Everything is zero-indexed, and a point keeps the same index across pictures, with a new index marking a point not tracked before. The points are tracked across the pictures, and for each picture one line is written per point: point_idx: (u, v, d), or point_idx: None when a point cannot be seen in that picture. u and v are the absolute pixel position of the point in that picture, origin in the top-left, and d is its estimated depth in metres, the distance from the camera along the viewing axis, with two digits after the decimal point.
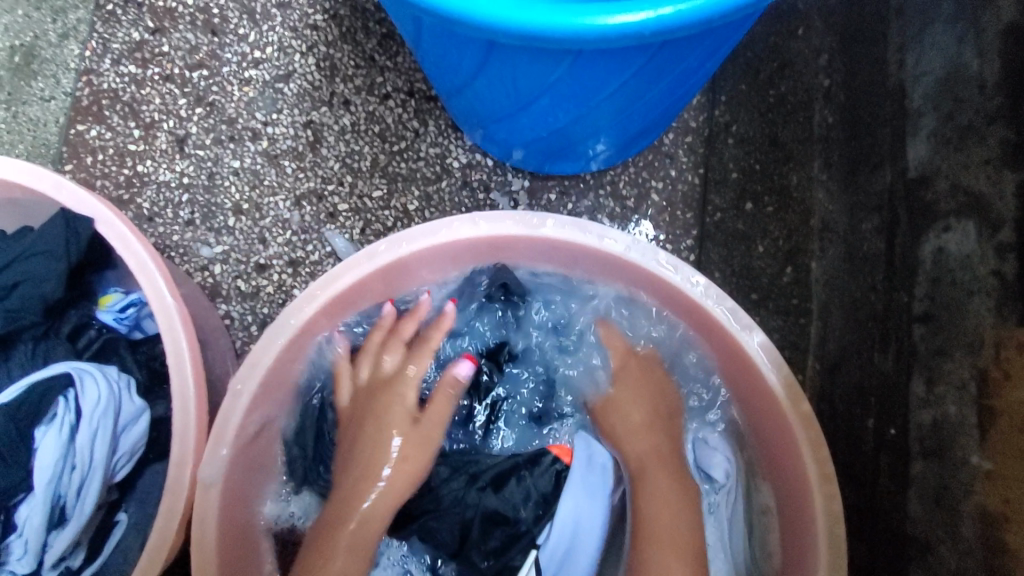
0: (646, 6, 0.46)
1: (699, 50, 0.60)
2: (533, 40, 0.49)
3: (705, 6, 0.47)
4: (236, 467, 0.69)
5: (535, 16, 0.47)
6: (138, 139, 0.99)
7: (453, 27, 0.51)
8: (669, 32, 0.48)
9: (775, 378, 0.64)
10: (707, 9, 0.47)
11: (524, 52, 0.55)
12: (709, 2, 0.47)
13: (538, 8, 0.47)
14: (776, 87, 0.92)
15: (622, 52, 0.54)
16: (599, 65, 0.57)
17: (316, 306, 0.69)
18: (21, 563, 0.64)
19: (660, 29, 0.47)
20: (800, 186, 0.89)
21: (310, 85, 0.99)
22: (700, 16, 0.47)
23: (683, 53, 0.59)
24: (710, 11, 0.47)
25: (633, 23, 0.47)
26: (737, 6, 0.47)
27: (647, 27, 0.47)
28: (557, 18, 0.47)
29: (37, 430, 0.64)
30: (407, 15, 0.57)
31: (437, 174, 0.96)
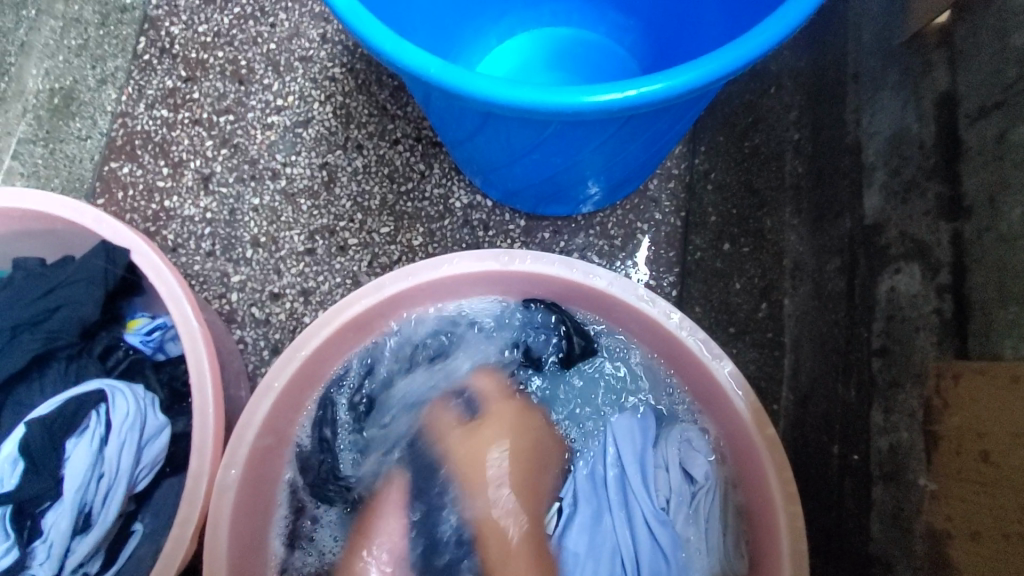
0: (616, 87, 0.55)
1: (667, 115, 0.69)
2: (522, 111, 0.57)
3: (664, 88, 0.56)
4: (251, 479, 0.74)
5: (523, 94, 0.56)
6: (167, 176, 1.08)
7: (456, 98, 0.59)
8: (635, 108, 0.57)
9: (742, 403, 0.70)
10: (667, 91, 0.56)
11: (516, 119, 0.64)
12: (669, 85, 0.56)
13: (524, 89, 0.56)
14: (750, 139, 1.02)
15: (599, 120, 0.63)
16: (582, 128, 0.66)
17: (327, 332, 0.76)
18: (43, 567, 0.68)
19: (628, 106, 0.56)
20: (774, 230, 0.97)
21: (327, 131, 1.09)
22: (660, 95, 0.56)
23: (653, 118, 0.68)
24: (670, 92, 0.56)
25: (605, 101, 0.55)
26: (693, 87, 0.56)
27: (616, 103, 0.56)
28: (541, 95, 0.56)
29: (67, 442, 0.70)
30: (418, 86, 0.66)
31: (441, 213, 1.05)
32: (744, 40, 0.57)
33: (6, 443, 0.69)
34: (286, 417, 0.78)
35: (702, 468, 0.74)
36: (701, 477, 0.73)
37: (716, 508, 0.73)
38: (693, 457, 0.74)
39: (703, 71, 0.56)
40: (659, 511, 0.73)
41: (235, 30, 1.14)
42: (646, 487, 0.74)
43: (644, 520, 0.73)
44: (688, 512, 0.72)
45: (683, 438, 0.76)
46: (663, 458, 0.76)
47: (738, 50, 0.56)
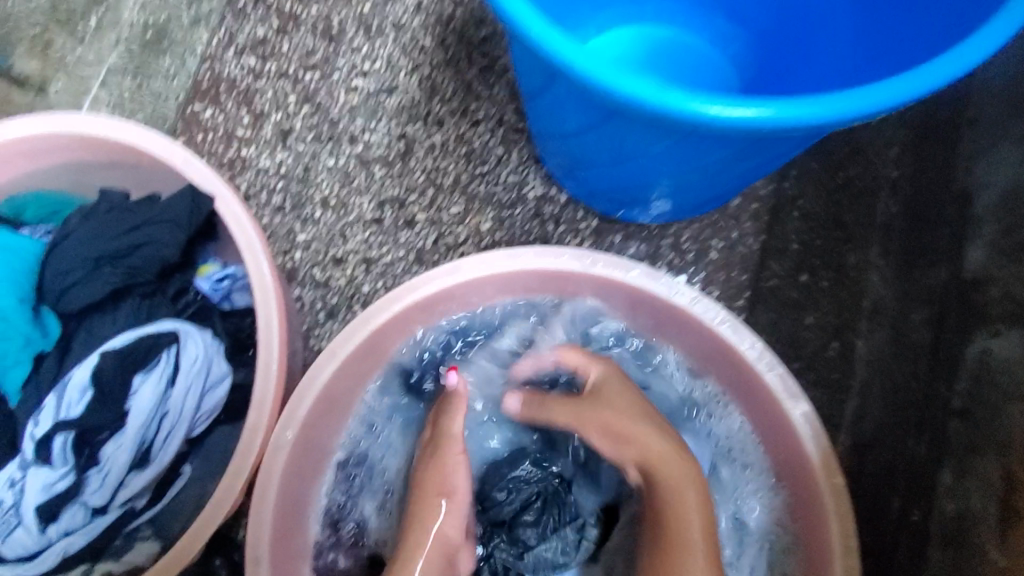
0: (773, 104, 0.51)
1: (798, 141, 0.64)
2: (664, 117, 0.52)
3: (825, 112, 0.51)
4: (305, 439, 0.74)
5: (669, 97, 0.51)
6: (247, 126, 1.08)
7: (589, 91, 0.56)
8: (786, 130, 0.52)
9: (813, 447, 0.68)
10: (827, 116, 0.51)
11: (644, 120, 0.60)
12: (829, 110, 0.51)
13: (673, 92, 0.52)
14: (844, 169, 0.98)
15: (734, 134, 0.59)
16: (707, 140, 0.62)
17: (395, 309, 0.75)
18: (96, 496, 0.70)
19: (782, 127, 0.51)
20: (857, 267, 0.94)
21: (409, 101, 1.07)
22: (817, 121, 0.51)
23: (780, 141, 0.64)
24: (830, 117, 0.51)
25: (759, 117, 0.51)
26: (853, 117, 0.52)
27: (768, 121, 0.51)
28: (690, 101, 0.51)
29: (135, 377, 0.71)
30: (544, 70, 0.63)
31: (513, 201, 1.03)
32: (920, 73, 0.52)
33: (79, 369, 0.71)
34: (347, 385, 0.78)
35: (756, 515, 0.75)
36: (756, 517, 0.73)
37: (765, 551, 0.72)
38: (751, 497, 0.74)
39: (869, 101, 0.51)
40: None
41: None
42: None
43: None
44: (732, 555, 0.74)
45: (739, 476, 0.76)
46: (719, 497, 0.76)
47: (911, 83, 0.51)
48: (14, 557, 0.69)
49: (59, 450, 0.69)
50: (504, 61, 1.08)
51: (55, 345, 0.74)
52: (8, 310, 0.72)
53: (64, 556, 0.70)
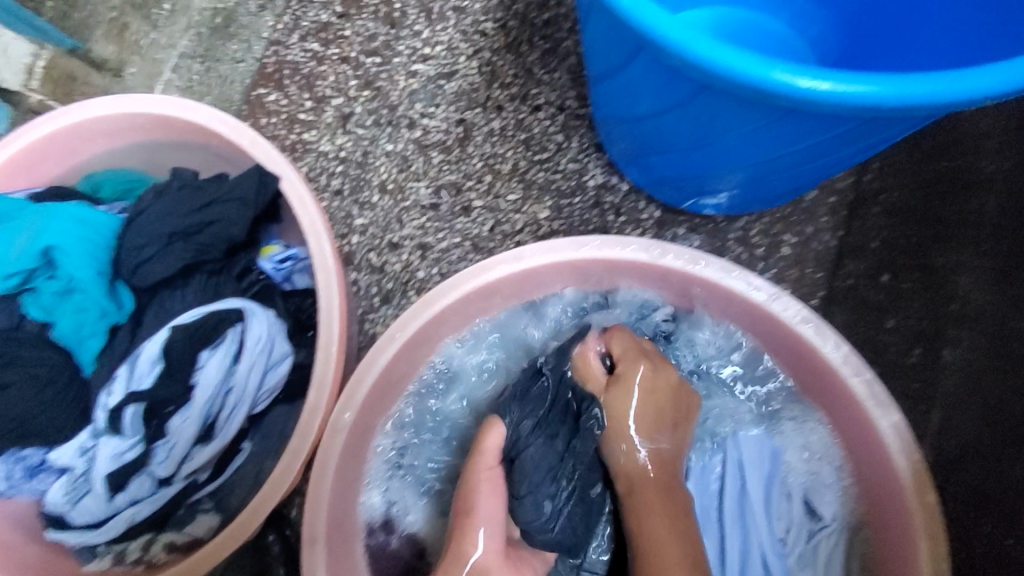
0: (892, 79, 0.45)
1: (904, 126, 0.59)
2: (764, 94, 0.48)
3: (952, 90, 0.45)
4: (361, 423, 0.74)
5: (775, 69, 0.46)
6: (309, 110, 1.08)
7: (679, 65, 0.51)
8: (907, 109, 0.46)
9: (903, 461, 0.63)
10: (956, 93, 0.45)
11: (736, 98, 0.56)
12: (958, 86, 0.45)
13: (782, 65, 0.46)
14: (936, 163, 0.90)
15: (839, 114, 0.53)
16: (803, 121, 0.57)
17: (455, 295, 0.74)
18: (162, 466, 0.72)
19: (900, 106, 0.46)
20: (945, 267, 0.84)
21: (469, 86, 1.06)
22: (946, 99, 0.45)
23: (883, 126, 0.58)
24: (958, 95, 0.45)
25: (875, 94, 0.46)
26: (986, 95, 0.46)
27: (887, 100, 0.46)
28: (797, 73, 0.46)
29: (203, 352, 0.73)
30: (630, 42, 0.60)
31: (573, 189, 1.00)
32: None
33: (149, 343, 0.72)
34: (403, 369, 0.77)
35: (830, 508, 0.71)
36: (829, 519, 0.70)
37: (838, 556, 0.69)
38: (824, 499, 0.71)
39: (1006, 77, 0.45)
40: (778, 542, 0.69)
41: None
42: (770, 514, 0.70)
43: (762, 547, 0.68)
44: (802, 551, 0.70)
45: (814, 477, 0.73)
46: (789, 486, 0.72)
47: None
48: (83, 525, 0.73)
49: (131, 420, 0.70)
50: (567, 45, 1.05)
51: (129, 318, 0.77)
52: (84, 284, 0.74)
53: (130, 524, 0.73)
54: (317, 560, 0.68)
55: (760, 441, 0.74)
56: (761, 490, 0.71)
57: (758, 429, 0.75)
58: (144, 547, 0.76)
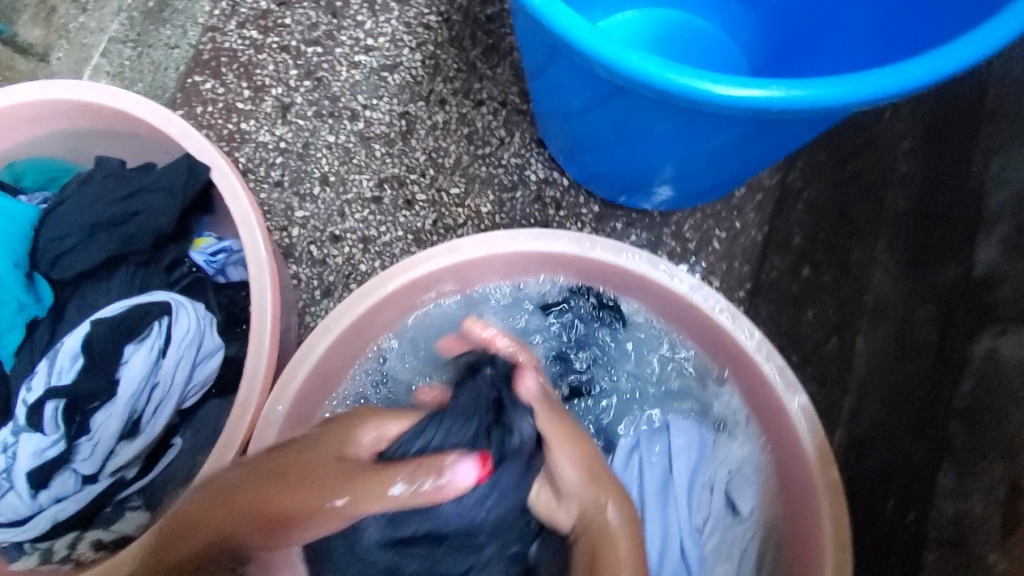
0: (781, 85, 0.49)
1: (808, 126, 0.63)
2: (668, 96, 0.51)
3: (835, 95, 0.49)
4: (298, 415, 0.74)
5: (675, 75, 0.49)
6: (247, 99, 1.06)
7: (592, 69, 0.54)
8: (795, 112, 0.51)
9: (809, 439, 0.67)
10: (837, 98, 0.49)
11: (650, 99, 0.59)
12: (839, 92, 0.50)
13: (681, 70, 0.50)
14: (853, 163, 0.97)
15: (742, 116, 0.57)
16: (712, 121, 0.61)
17: (391, 287, 0.74)
18: (86, 464, 0.70)
19: (789, 109, 0.50)
20: (860, 263, 0.93)
21: (412, 79, 1.05)
22: (827, 103, 0.50)
23: (793, 125, 0.62)
24: (838, 101, 0.50)
25: (767, 98, 0.49)
26: (864, 100, 0.50)
27: (776, 103, 0.49)
28: (696, 79, 0.49)
29: (127, 346, 0.70)
30: (550, 44, 0.62)
31: (514, 183, 1.01)
32: (936, 55, 0.50)
33: (70, 337, 0.70)
34: (339, 363, 0.77)
35: (749, 503, 0.73)
36: (747, 511, 0.73)
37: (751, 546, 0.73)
38: (744, 491, 0.74)
39: (881, 83, 0.49)
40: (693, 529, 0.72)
41: None
42: (689, 496, 0.74)
43: (679, 530, 0.72)
44: (720, 540, 0.73)
45: (737, 468, 0.75)
46: (712, 478, 0.75)
47: (926, 66, 0.50)
48: (6, 522, 0.70)
49: (50, 416, 0.69)
50: (510, 41, 1.06)
51: (49, 312, 0.73)
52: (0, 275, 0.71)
53: (54, 522, 0.71)
54: None
55: (687, 432, 0.77)
56: (685, 475, 0.75)
57: (689, 420, 0.78)
58: (70, 545, 0.73)
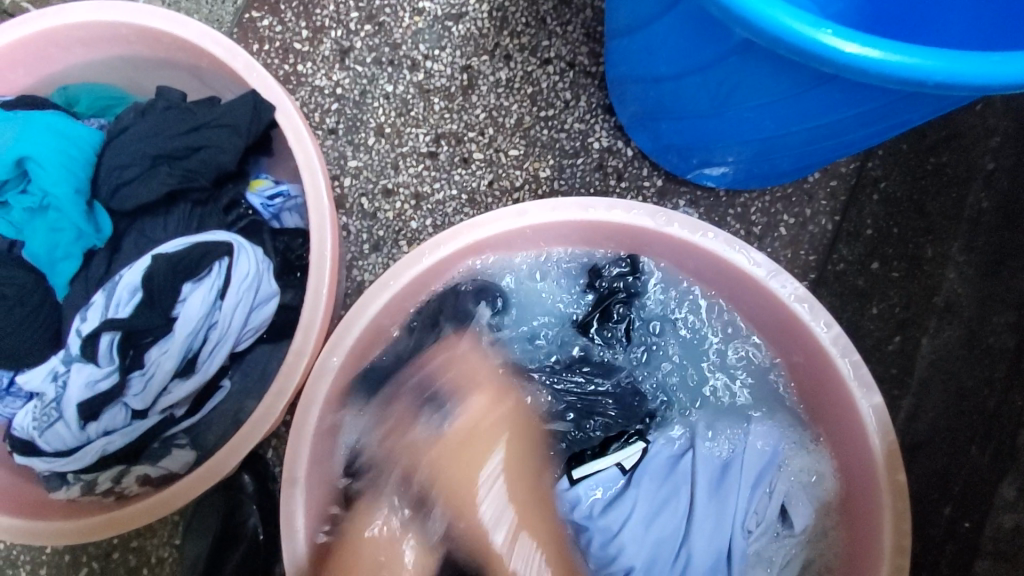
0: (941, 56, 0.44)
1: (935, 109, 0.57)
2: (808, 60, 0.45)
3: (997, 74, 0.44)
4: (350, 366, 0.73)
5: (825, 31, 0.44)
6: (305, 40, 1.02)
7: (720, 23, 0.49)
8: (948, 89, 0.45)
9: (879, 441, 0.65)
10: (1000, 78, 0.44)
11: (774, 61, 0.54)
12: (1001, 71, 0.44)
13: (831, 28, 0.44)
14: (937, 155, 0.90)
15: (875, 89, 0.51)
16: (837, 95, 0.55)
17: (455, 246, 0.72)
18: (136, 399, 0.69)
19: (944, 85, 0.44)
20: (933, 261, 0.88)
21: (477, 31, 1.00)
22: (988, 82, 0.44)
23: (917, 107, 0.56)
24: (1000, 80, 0.44)
25: (924, 69, 0.44)
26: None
27: (932, 76, 0.44)
28: (849, 37, 0.44)
29: (185, 285, 0.69)
30: None
31: (576, 150, 0.97)
32: None
33: (130, 271, 0.69)
34: (394, 319, 0.76)
35: (802, 519, 0.71)
36: (795, 522, 0.71)
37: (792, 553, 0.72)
38: (799, 508, 0.72)
39: None
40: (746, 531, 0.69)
41: None
42: (751, 493, 0.70)
43: (732, 529, 0.69)
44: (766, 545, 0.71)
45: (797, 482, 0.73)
46: (774, 485, 0.72)
47: None
48: (53, 452, 0.70)
49: (105, 349, 0.68)
50: None
51: (107, 243, 0.72)
52: (58, 203, 0.69)
53: (102, 454, 0.71)
54: (297, 500, 0.68)
55: (762, 438, 0.73)
56: (750, 478, 0.71)
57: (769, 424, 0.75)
58: (115, 479, 0.74)
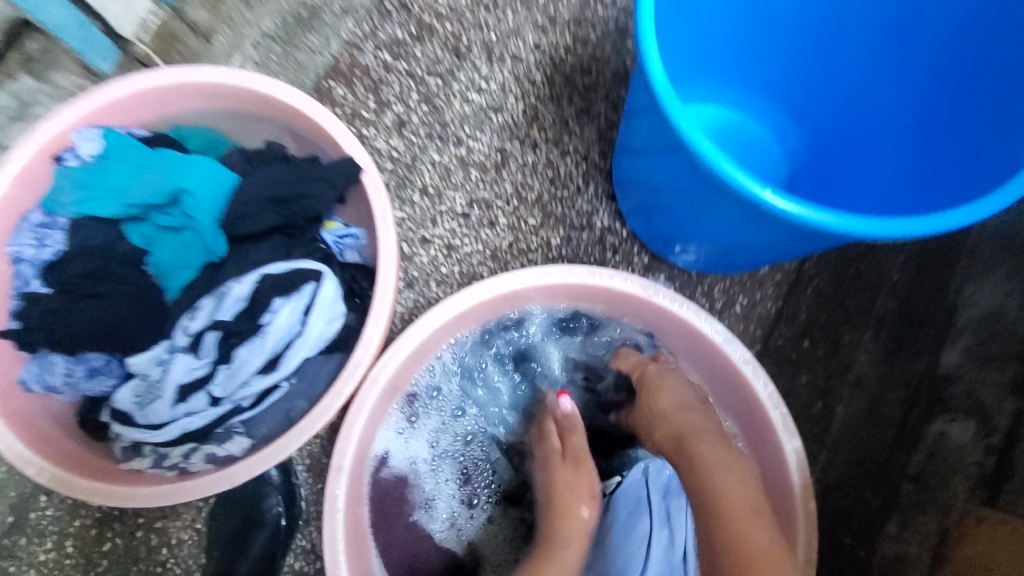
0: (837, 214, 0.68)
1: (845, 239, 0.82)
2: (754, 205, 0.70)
3: (876, 228, 0.68)
4: (396, 377, 0.92)
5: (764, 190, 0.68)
6: (372, 110, 1.24)
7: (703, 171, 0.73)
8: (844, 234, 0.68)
9: (796, 476, 0.87)
10: (877, 231, 0.67)
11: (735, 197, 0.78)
12: (877, 227, 0.68)
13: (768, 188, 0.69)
14: (857, 263, 1.15)
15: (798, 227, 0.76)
16: (776, 224, 0.80)
17: (491, 293, 0.93)
18: (221, 386, 0.85)
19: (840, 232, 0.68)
20: (850, 345, 1.13)
21: (512, 123, 1.25)
22: (869, 233, 0.68)
23: (832, 237, 0.81)
24: (876, 232, 0.67)
25: (826, 221, 0.68)
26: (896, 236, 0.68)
27: (832, 226, 0.68)
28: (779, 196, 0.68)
29: (276, 299, 0.86)
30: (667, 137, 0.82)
31: (582, 225, 1.21)
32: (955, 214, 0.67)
33: (240, 283, 0.86)
34: (433, 343, 0.95)
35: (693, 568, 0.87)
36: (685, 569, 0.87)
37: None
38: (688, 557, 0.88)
39: (908, 228, 0.68)
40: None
41: (467, 10, 1.28)
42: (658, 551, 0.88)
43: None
44: None
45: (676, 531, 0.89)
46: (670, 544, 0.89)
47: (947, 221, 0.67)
48: (145, 424, 0.85)
49: (207, 343, 0.84)
50: (600, 108, 1.26)
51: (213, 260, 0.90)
52: (196, 226, 0.87)
53: (183, 431, 0.85)
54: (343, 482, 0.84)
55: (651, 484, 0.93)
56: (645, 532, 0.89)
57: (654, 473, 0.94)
58: (185, 454, 0.88)
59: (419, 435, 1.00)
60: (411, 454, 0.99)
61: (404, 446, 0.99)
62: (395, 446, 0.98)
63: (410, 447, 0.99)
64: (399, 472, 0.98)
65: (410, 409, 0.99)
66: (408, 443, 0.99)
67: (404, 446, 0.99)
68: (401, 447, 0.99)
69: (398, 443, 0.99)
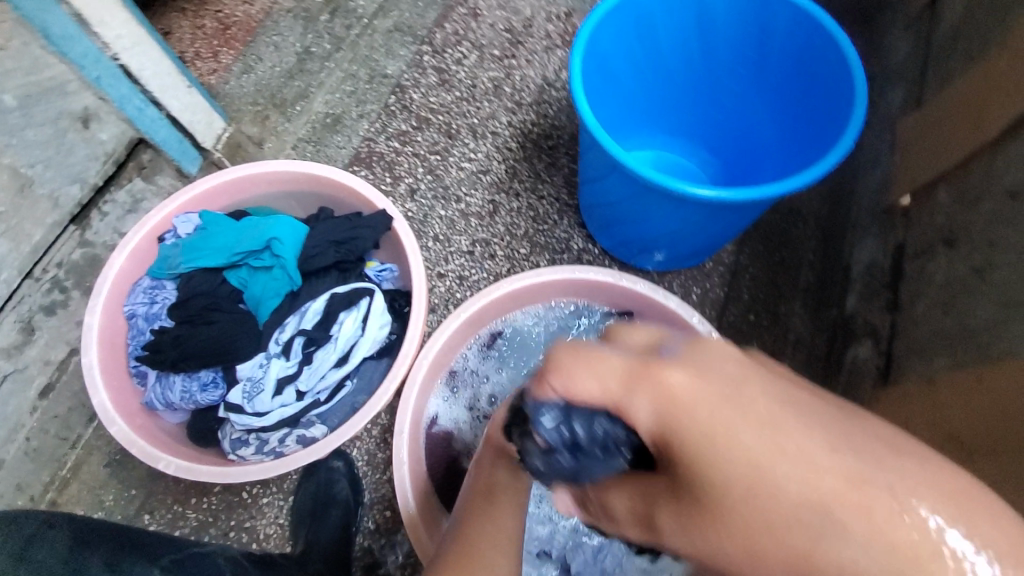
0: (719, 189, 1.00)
1: (740, 215, 1.14)
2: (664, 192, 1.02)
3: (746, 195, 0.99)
4: (435, 365, 1.20)
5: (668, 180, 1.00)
6: (388, 184, 1.61)
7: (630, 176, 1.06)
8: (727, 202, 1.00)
9: None
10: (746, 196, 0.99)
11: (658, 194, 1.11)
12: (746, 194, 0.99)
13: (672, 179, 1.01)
14: (780, 251, 1.48)
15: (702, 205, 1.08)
16: (690, 209, 1.12)
17: (498, 293, 1.22)
18: (307, 380, 1.13)
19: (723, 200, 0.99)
20: (785, 312, 1.43)
21: (498, 180, 1.61)
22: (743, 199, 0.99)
23: (730, 214, 1.13)
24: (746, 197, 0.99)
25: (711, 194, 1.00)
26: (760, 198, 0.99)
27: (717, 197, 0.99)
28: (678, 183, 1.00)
29: (342, 312, 1.16)
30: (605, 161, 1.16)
31: (562, 249, 1.55)
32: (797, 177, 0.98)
33: (315, 302, 1.16)
34: (459, 337, 1.24)
35: None
36: None
37: None
38: None
39: (767, 190, 0.99)
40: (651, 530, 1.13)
41: (453, 104, 1.69)
42: None
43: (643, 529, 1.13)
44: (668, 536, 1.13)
45: None
46: None
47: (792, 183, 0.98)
48: (251, 413, 1.11)
49: (296, 348, 1.14)
50: (564, 162, 1.64)
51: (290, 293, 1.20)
52: (281, 264, 1.18)
53: (280, 417, 1.12)
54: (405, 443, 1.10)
55: None
56: None
57: None
58: (281, 439, 1.13)
59: (461, 400, 1.27)
60: (455, 415, 1.26)
61: (450, 407, 1.26)
62: (442, 409, 1.26)
63: (453, 407, 1.26)
64: (447, 430, 1.25)
65: (451, 379, 1.27)
66: (451, 405, 1.26)
67: (450, 407, 1.26)
68: (447, 408, 1.26)
69: (446, 407, 1.26)
